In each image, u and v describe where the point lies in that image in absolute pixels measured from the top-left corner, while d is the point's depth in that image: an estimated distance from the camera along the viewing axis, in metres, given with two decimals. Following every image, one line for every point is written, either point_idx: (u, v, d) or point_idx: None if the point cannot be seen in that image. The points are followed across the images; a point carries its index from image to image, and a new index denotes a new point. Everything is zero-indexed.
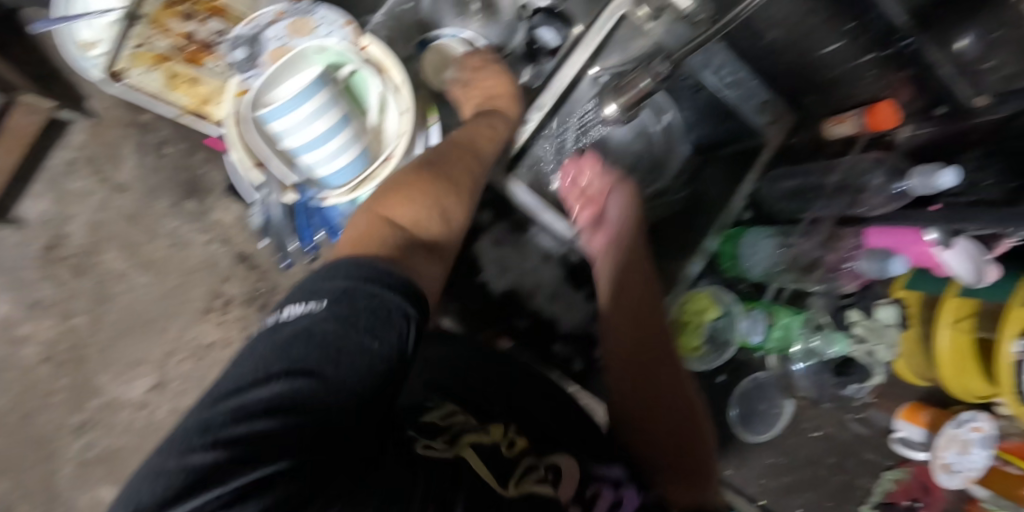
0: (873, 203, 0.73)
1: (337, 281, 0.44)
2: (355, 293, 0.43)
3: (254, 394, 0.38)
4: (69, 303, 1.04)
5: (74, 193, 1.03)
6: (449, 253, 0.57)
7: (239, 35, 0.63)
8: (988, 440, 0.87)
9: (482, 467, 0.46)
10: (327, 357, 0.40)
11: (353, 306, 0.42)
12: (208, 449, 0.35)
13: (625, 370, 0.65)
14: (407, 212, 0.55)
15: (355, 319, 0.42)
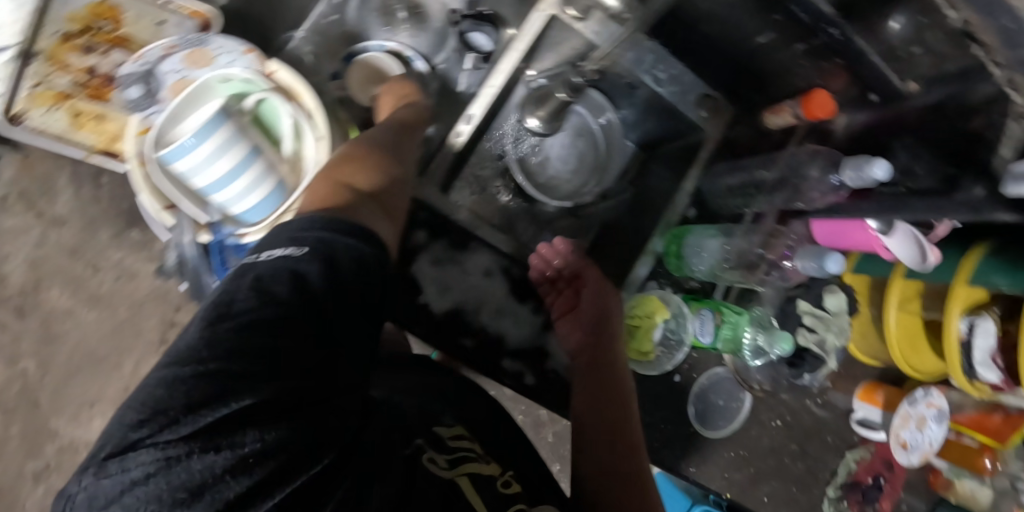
0: (814, 194, 0.68)
1: (312, 232, 0.47)
2: (336, 244, 0.46)
3: (250, 315, 0.39)
4: (14, 347, 0.96)
5: (7, 231, 0.96)
6: (402, 208, 0.59)
7: (131, 72, 0.60)
8: (941, 416, 0.90)
9: (475, 495, 0.43)
10: (311, 292, 0.43)
11: (331, 254, 0.46)
12: (211, 359, 0.36)
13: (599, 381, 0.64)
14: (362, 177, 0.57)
15: (333, 265, 0.45)
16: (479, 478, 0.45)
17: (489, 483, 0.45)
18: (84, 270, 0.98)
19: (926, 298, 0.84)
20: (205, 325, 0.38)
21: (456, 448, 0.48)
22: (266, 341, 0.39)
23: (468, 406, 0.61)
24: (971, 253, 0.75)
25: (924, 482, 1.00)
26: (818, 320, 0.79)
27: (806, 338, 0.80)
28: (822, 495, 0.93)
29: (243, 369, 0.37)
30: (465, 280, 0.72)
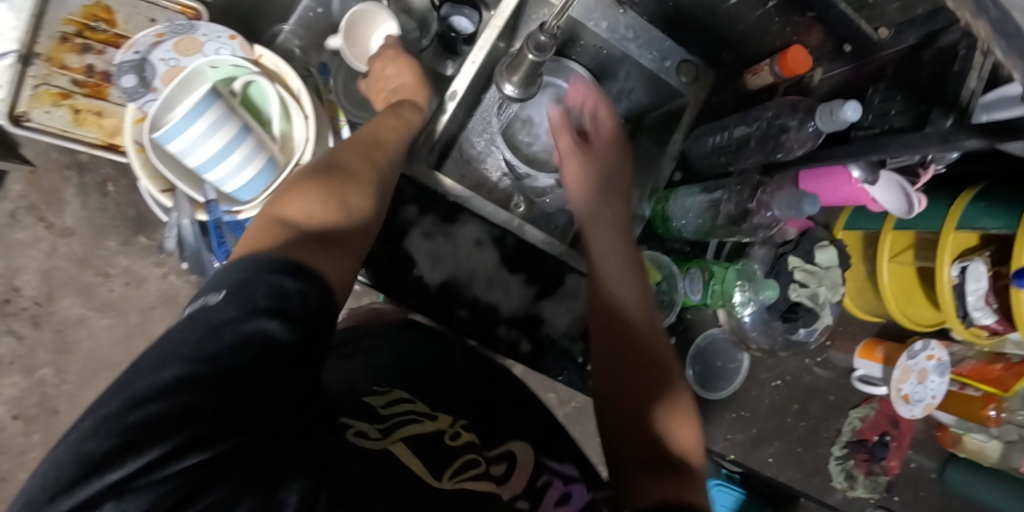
0: (795, 145, 0.69)
1: (238, 272, 0.41)
2: (260, 285, 0.40)
3: (161, 378, 0.35)
4: (32, 357, 1.00)
5: (19, 243, 0.98)
6: (364, 238, 0.53)
7: (124, 61, 0.63)
8: (942, 368, 0.92)
9: (410, 458, 0.44)
10: (235, 341, 0.37)
11: (257, 293, 0.40)
12: (112, 436, 0.32)
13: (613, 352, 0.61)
14: (315, 217, 0.50)
15: (259, 305, 0.39)
16: (417, 442, 0.46)
17: (429, 443, 0.46)
18: (94, 278, 1.00)
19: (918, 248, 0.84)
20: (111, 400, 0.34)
21: (393, 415, 0.48)
22: (175, 404, 0.34)
23: (437, 374, 0.61)
24: (962, 196, 0.74)
25: (933, 439, 1.01)
26: (810, 275, 0.80)
27: (798, 294, 0.81)
28: (828, 455, 0.93)
29: (155, 426, 0.33)
30: (455, 252, 0.74)
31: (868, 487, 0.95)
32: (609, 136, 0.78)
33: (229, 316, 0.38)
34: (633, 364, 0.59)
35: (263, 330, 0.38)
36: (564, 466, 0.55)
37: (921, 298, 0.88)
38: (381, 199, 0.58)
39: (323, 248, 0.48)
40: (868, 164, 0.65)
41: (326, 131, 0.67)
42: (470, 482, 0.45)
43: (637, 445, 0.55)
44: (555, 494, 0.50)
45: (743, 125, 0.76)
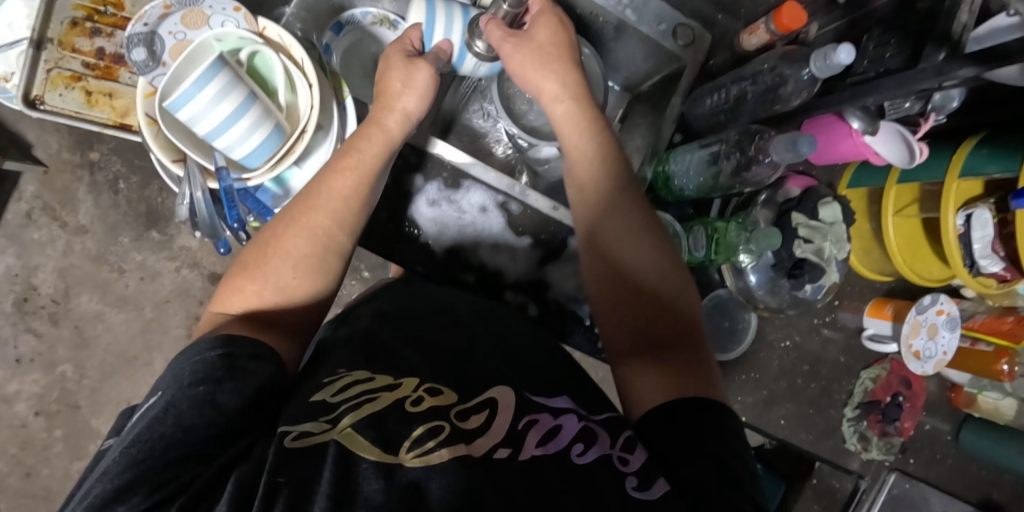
0: (793, 94, 0.71)
1: (169, 366, 0.47)
2: (181, 366, 0.45)
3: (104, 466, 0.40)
4: (52, 354, 1.02)
5: (37, 242, 1.01)
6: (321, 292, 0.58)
7: (133, 34, 0.64)
8: (953, 323, 0.86)
9: (357, 441, 0.42)
10: (162, 416, 0.42)
11: (182, 373, 0.45)
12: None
13: (616, 291, 0.60)
14: (256, 303, 0.55)
15: (182, 378, 0.44)
16: (369, 423, 0.44)
17: (389, 419, 0.45)
18: (110, 274, 1.03)
19: (923, 201, 0.82)
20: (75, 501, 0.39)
21: (346, 400, 0.46)
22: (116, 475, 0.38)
23: (416, 343, 0.59)
24: (964, 145, 0.73)
25: (947, 401, 0.99)
26: (814, 231, 0.81)
27: (803, 250, 0.81)
28: (841, 416, 0.94)
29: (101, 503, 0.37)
30: (459, 218, 0.78)
31: (881, 448, 0.94)
32: (544, 21, 0.69)
33: (165, 404, 0.43)
34: (640, 299, 0.59)
35: (194, 410, 0.42)
36: (555, 401, 0.53)
37: (928, 254, 0.85)
38: (331, 263, 0.59)
39: (261, 328, 0.54)
40: (865, 115, 0.67)
41: (330, 101, 0.69)
42: (434, 451, 0.43)
43: (636, 340, 0.57)
44: (536, 435, 0.47)
45: (739, 81, 0.77)
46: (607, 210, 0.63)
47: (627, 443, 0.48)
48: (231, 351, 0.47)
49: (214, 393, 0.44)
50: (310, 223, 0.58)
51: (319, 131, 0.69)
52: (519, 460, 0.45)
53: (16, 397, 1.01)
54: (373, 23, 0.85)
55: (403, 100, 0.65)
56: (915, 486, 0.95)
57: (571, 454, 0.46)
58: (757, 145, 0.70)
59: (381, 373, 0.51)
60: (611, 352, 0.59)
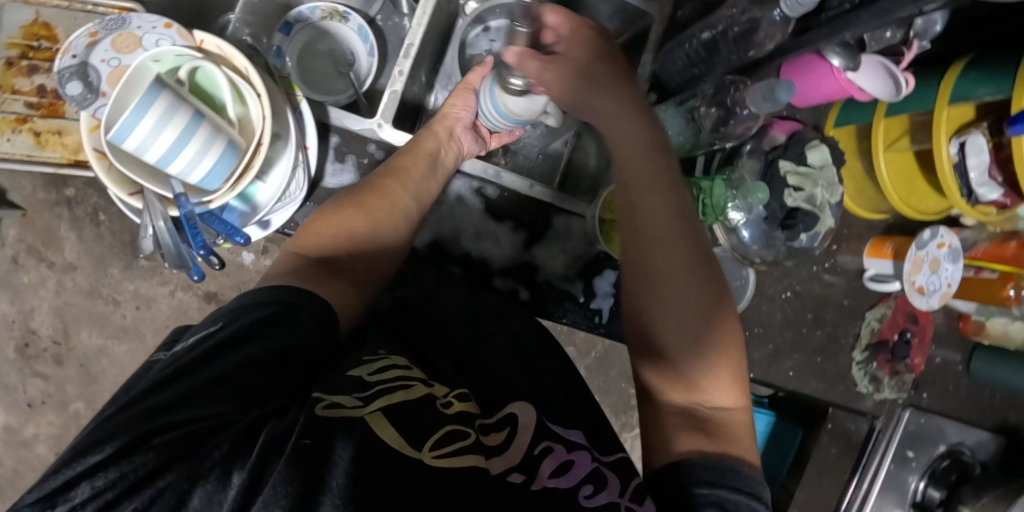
0: (766, 38, 0.68)
1: (224, 309, 0.51)
2: (243, 306, 0.50)
3: (145, 384, 0.42)
4: (62, 393, 1.02)
5: (27, 285, 0.99)
6: (364, 276, 0.62)
7: (64, 67, 0.63)
8: (955, 254, 0.84)
9: (386, 428, 0.43)
10: (215, 350, 0.45)
11: (240, 315, 0.49)
12: (104, 423, 0.38)
13: (635, 315, 0.60)
14: (324, 247, 0.62)
15: (241, 317, 0.49)
16: (399, 411, 0.44)
17: (417, 411, 0.45)
18: (105, 307, 1.01)
19: (916, 132, 0.78)
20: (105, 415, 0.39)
21: (380, 382, 0.47)
22: (160, 397, 0.40)
23: (441, 347, 0.60)
24: (952, 70, 0.69)
25: (956, 331, 0.97)
26: (803, 178, 0.78)
27: (794, 199, 0.78)
28: (850, 362, 0.92)
29: (144, 417, 0.38)
30: (438, 209, 0.77)
31: (894, 387, 0.93)
32: (575, 35, 0.62)
33: (226, 337, 0.46)
34: (650, 342, 0.59)
35: (251, 349, 0.46)
36: (571, 434, 0.53)
37: (925, 186, 0.83)
38: (387, 235, 0.65)
39: (328, 276, 0.58)
40: (844, 50, 0.64)
41: (283, 107, 0.66)
42: (457, 456, 0.43)
43: (671, 385, 0.58)
44: (551, 465, 0.48)
45: (708, 29, 0.71)
46: (664, 249, 0.58)
47: (637, 491, 0.49)
48: (299, 301, 0.52)
49: (273, 340, 0.47)
50: (384, 202, 0.66)
51: (277, 140, 0.66)
52: (533, 488, 0.46)
53: (35, 440, 1.03)
54: (323, 18, 0.83)
55: (457, 110, 0.73)
56: (931, 421, 0.93)
57: (580, 494, 0.47)
58: (733, 96, 0.67)
59: (420, 368, 0.53)
60: (644, 391, 0.61)
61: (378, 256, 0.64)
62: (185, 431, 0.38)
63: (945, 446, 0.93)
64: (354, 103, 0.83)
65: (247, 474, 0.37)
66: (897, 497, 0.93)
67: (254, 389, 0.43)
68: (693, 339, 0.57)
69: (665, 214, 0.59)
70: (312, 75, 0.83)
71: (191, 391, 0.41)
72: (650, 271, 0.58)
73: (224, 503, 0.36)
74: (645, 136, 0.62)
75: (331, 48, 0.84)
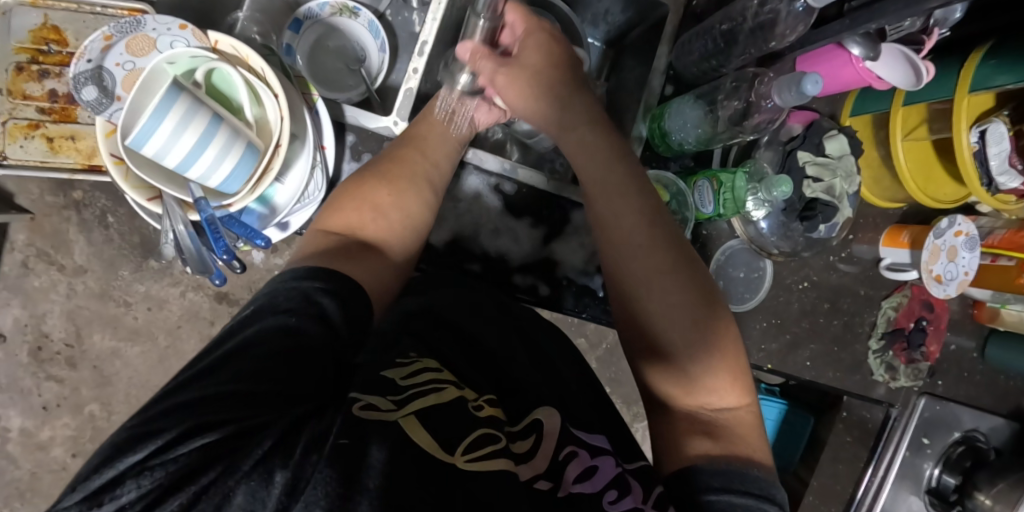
0: (787, 31, 0.65)
1: (253, 302, 0.50)
2: (275, 296, 0.50)
3: (177, 382, 0.42)
4: (77, 396, 1.02)
5: (39, 289, 0.99)
6: (393, 252, 0.63)
7: (79, 71, 0.63)
8: (973, 242, 0.84)
9: (419, 431, 0.43)
10: (248, 343, 0.45)
11: (272, 308, 0.49)
12: (141, 419, 0.38)
13: (627, 318, 0.60)
14: (354, 221, 0.62)
15: (273, 308, 0.48)
16: (433, 414, 0.45)
17: (450, 415, 0.45)
18: (117, 309, 1.01)
19: (933, 121, 0.78)
20: (142, 412, 0.39)
21: (416, 384, 0.47)
22: (197, 393, 0.40)
23: (463, 345, 0.59)
24: (972, 58, 0.68)
25: (970, 318, 0.97)
26: (822, 168, 0.78)
27: (813, 190, 0.78)
28: (865, 350, 0.92)
29: (182, 413, 0.38)
30: (455, 206, 0.77)
31: (909, 375, 0.92)
32: (535, 42, 0.61)
33: (259, 330, 0.46)
34: (650, 344, 0.58)
35: (284, 341, 0.45)
36: (593, 438, 0.53)
37: (943, 175, 0.82)
38: (414, 213, 0.65)
39: (354, 256, 0.59)
40: (864, 39, 0.64)
41: (300, 107, 0.65)
42: (488, 460, 0.43)
43: (673, 388, 0.57)
44: (576, 468, 0.47)
45: (727, 20, 0.70)
46: (646, 258, 0.58)
47: (659, 499, 0.48)
48: (328, 287, 0.52)
49: (305, 332, 0.47)
50: (404, 173, 0.66)
51: (295, 140, 0.66)
52: (559, 496, 0.45)
53: (52, 442, 1.03)
54: (332, 15, 0.82)
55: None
56: (946, 407, 0.94)
57: (603, 498, 0.46)
58: (757, 91, 0.66)
59: (448, 370, 0.53)
60: (648, 393, 0.60)
61: (404, 236, 0.64)
62: (230, 428, 0.38)
63: (960, 432, 0.94)
64: (366, 100, 0.82)
65: (290, 472, 0.37)
66: (912, 485, 0.94)
67: (290, 382, 0.43)
68: (688, 345, 0.56)
69: (642, 228, 0.59)
70: (324, 75, 0.82)
71: (226, 384, 0.41)
72: (641, 280, 0.58)
73: (267, 503, 0.36)
74: (630, 167, 0.62)
75: (341, 44, 0.83)
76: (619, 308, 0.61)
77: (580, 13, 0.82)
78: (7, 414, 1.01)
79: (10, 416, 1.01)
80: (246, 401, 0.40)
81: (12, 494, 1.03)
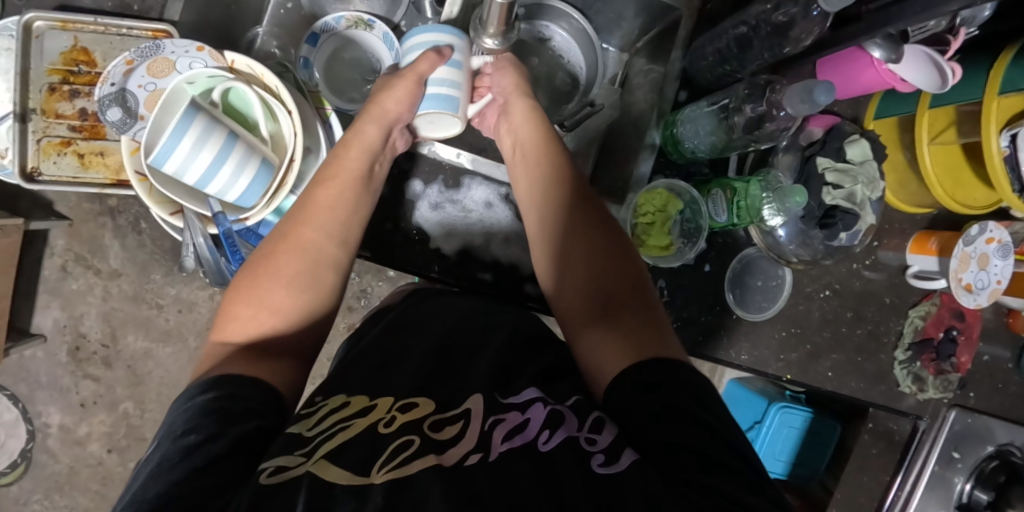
0: (802, 34, 0.63)
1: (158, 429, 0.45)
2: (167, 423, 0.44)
3: None
4: (111, 394, 1.07)
5: (77, 293, 1.03)
6: (306, 321, 0.57)
7: (104, 95, 0.65)
8: (1006, 250, 0.80)
9: (330, 469, 0.41)
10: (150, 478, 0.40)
11: (168, 431, 0.43)
12: None
13: (556, 277, 0.62)
14: (256, 327, 0.54)
15: (169, 433, 0.43)
16: (343, 452, 0.43)
17: (358, 445, 0.44)
18: (149, 311, 1.04)
19: (962, 124, 0.75)
20: None
21: (320, 434, 0.45)
22: None
23: (382, 368, 0.54)
24: (1000, 59, 0.66)
25: (1005, 327, 0.94)
26: (842, 175, 0.76)
27: (833, 196, 0.76)
28: (891, 360, 0.89)
29: None
30: (467, 217, 0.78)
31: (938, 386, 0.90)
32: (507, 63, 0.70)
33: (162, 458, 0.41)
34: (581, 289, 0.59)
35: (184, 461, 0.40)
36: (525, 394, 0.49)
37: (972, 179, 0.79)
38: (321, 284, 0.58)
39: (260, 358, 0.52)
40: (886, 43, 0.62)
41: (314, 123, 0.67)
42: (407, 465, 0.42)
43: (590, 303, 0.58)
44: (502, 431, 0.45)
45: (742, 24, 0.69)
46: (563, 221, 0.62)
47: (595, 423, 0.46)
48: (223, 395, 0.46)
49: (211, 440, 0.42)
50: (297, 248, 0.58)
51: (309, 154, 0.67)
52: (491, 460, 0.42)
53: (89, 438, 1.07)
54: (348, 28, 0.82)
55: (395, 109, 0.64)
56: (978, 420, 0.90)
57: (537, 442, 0.44)
58: (768, 99, 0.65)
59: (359, 396, 0.51)
60: (569, 321, 0.59)
61: (327, 303, 0.59)
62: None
63: (993, 446, 0.90)
64: None
65: None
66: (941, 500, 0.89)
67: (202, 488, 0.39)
68: (593, 262, 0.60)
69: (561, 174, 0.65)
70: (338, 85, 0.84)
71: None
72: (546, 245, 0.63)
73: None
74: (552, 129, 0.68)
75: (358, 56, 0.85)
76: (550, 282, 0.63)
77: (592, 16, 0.80)
78: (48, 410, 1.06)
79: (50, 412, 1.06)
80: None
81: (51, 487, 1.08)
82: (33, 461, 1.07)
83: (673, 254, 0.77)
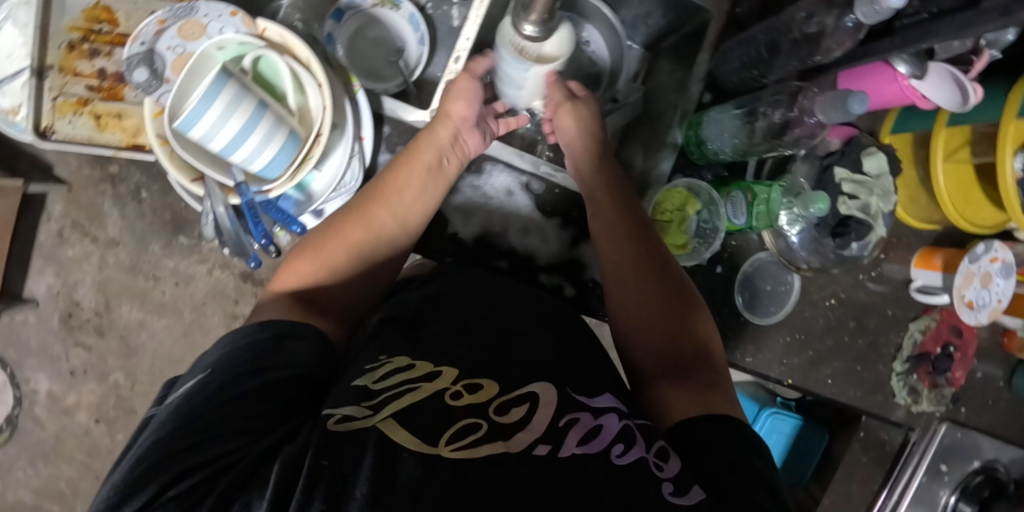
0: (834, 45, 0.63)
1: (217, 348, 0.48)
2: (230, 347, 0.47)
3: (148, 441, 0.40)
4: (102, 364, 1.05)
5: (72, 260, 1.02)
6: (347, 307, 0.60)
7: (132, 54, 0.64)
8: (1008, 270, 0.82)
9: (399, 430, 0.42)
10: (219, 390, 0.43)
11: (233, 354, 0.46)
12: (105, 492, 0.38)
13: (629, 316, 0.62)
14: (311, 277, 0.59)
15: (240, 353, 0.46)
16: (411, 414, 0.43)
17: (427, 409, 0.44)
18: (146, 282, 1.03)
19: (975, 144, 0.76)
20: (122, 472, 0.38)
21: (387, 389, 0.46)
22: (174, 449, 0.38)
23: (457, 330, 0.56)
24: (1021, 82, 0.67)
25: (1000, 346, 0.95)
26: (858, 186, 0.77)
27: (848, 207, 0.77)
28: (889, 371, 0.91)
29: (145, 478, 0.37)
30: (486, 203, 0.78)
31: (932, 401, 0.92)
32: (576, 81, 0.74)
33: (225, 379, 0.44)
34: (655, 319, 0.61)
35: (249, 384, 0.43)
36: (597, 401, 0.49)
37: (982, 199, 0.81)
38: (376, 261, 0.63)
39: (311, 313, 0.56)
40: (913, 59, 0.63)
41: (341, 97, 0.67)
42: (474, 446, 0.42)
43: (658, 357, 0.59)
44: (577, 434, 0.44)
45: (770, 31, 0.69)
46: (624, 235, 0.66)
47: (661, 451, 0.45)
48: (282, 333, 0.49)
49: (275, 372, 0.45)
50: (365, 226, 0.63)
51: (335, 130, 0.68)
52: (560, 457, 0.42)
53: (76, 407, 1.06)
54: (374, 6, 0.82)
55: (459, 109, 0.68)
56: (968, 435, 0.92)
57: (611, 454, 0.43)
58: (800, 105, 0.65)
59: (423, 361, 0.50)
60: (637, 372, 0.60)
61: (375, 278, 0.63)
62: (209, 471, 0.37)
63: (980, 462, 0.91)
64: (402, 92, 0.82)
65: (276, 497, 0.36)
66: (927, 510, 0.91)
67: (259, 417, 0.42)
68: (656, 310, 0.61)
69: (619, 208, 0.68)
70: (361, 62, 0.83)
71: (202, 431, 0.40)
72: (606, 244, 0.67)
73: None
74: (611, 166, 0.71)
75: (381, 35, 0.83)
76: (617, 308, 0.64)
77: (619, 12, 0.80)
78: (37, 377, 1.04)
79: (39, 379, 1.04)
80: (222, 442, 0.39)
81: (37, 455, 1.06)
82: (19, 427, 1.05)
83: (688, 253, 0.78)
